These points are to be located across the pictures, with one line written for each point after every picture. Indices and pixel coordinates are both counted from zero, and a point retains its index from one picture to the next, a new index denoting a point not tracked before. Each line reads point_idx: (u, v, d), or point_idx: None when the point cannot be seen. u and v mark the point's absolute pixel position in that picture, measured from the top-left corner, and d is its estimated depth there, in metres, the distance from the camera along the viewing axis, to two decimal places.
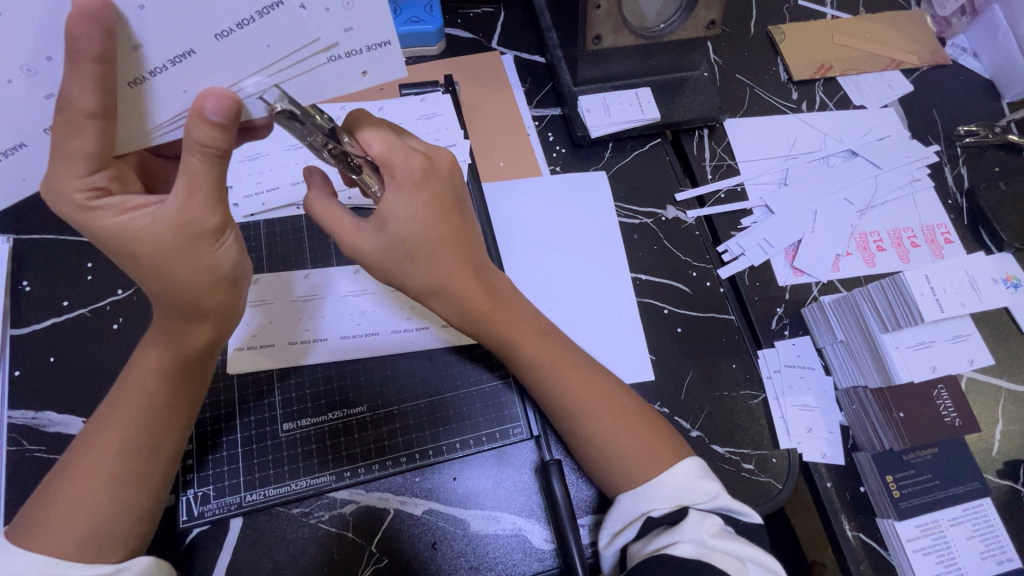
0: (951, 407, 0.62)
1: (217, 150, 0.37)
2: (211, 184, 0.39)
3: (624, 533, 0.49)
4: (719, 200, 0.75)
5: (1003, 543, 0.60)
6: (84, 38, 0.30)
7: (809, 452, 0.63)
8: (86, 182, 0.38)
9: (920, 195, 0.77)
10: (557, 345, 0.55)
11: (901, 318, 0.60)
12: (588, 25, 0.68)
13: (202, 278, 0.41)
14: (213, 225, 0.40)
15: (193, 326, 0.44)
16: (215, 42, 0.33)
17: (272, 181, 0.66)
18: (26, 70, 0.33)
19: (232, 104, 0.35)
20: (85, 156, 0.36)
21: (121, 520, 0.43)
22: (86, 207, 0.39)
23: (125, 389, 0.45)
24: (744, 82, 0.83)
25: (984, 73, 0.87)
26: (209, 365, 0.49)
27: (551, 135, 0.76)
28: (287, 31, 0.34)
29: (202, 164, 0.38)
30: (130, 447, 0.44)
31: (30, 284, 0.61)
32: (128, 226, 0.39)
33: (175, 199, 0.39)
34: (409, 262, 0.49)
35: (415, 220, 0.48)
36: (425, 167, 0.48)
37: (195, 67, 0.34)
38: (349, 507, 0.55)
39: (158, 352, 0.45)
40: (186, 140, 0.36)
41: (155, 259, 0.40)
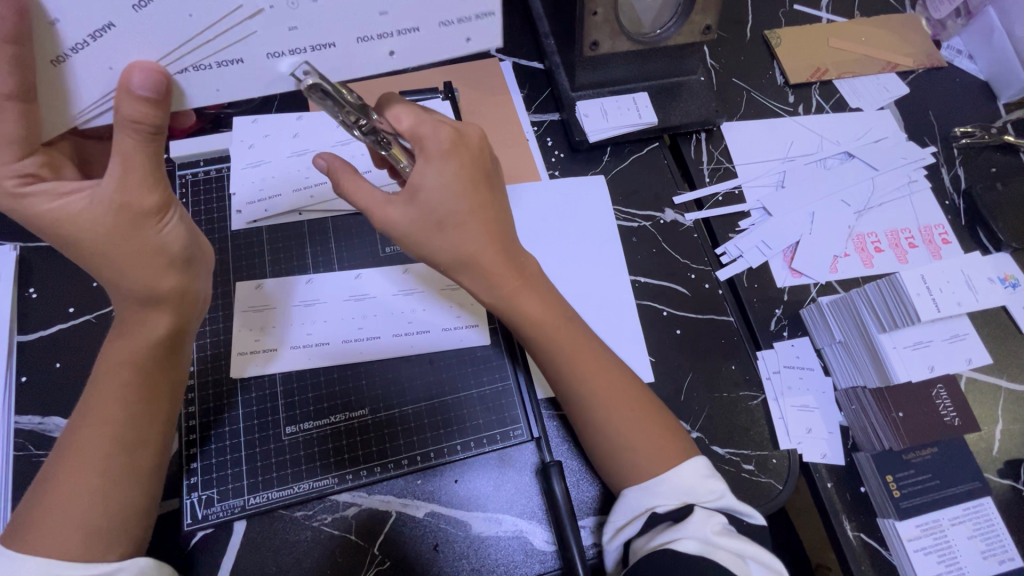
0: (950, 406, 0.62)
1: (148, 126, 0.39)
2: (145, 162, 0.40)
3: (627, 528, 0.49)
4: (717, 203, 0.75)
5: (1005, 543, 0.60)
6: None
7: (809, 453, 0.63)
8: (15, 169, 0.39)
9: (918, 196, 0.78)
10: (573, 324, 0.55)
11: (898, 318, 0.60)
12: (585, 32, 0.68)
13: (152, 261, 0.44)
14: (153, 203, 0.42)
15: (155, 311, 0.46)
16: (133, 12, 0.35)
17: (275, 187, 0.67)
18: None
19: (160, 77, 0.37)
20: (12, 141, 0.38)
21: (115, 520, 0.43)
22: (18, 194, 0.40)
23: (100, 384, 0.46)
24: (741, 85, 0.84)
25: (980, 74, 0.88)
26: (182, 355, 0.50)
27: (550, 140, 0.77)
28: (207, 1, 0.35)
29: (135, 142, 0.39)
30: (117, 442, 0.44)
31: (36, 291, 0.62)
32: (65, 213, 0.41)
33: (111, 180, 0.40)
34: (438, 233, 0.50)
35: (444, 188, 0.48)
36: (454, 138, 0.48)
37: (118, 39, 0.36)
38: (352, 509, 0.55)
39: (125, 341, 0.46)
40: (117, 118, 0.38)
41: (100, 244, 0.42)
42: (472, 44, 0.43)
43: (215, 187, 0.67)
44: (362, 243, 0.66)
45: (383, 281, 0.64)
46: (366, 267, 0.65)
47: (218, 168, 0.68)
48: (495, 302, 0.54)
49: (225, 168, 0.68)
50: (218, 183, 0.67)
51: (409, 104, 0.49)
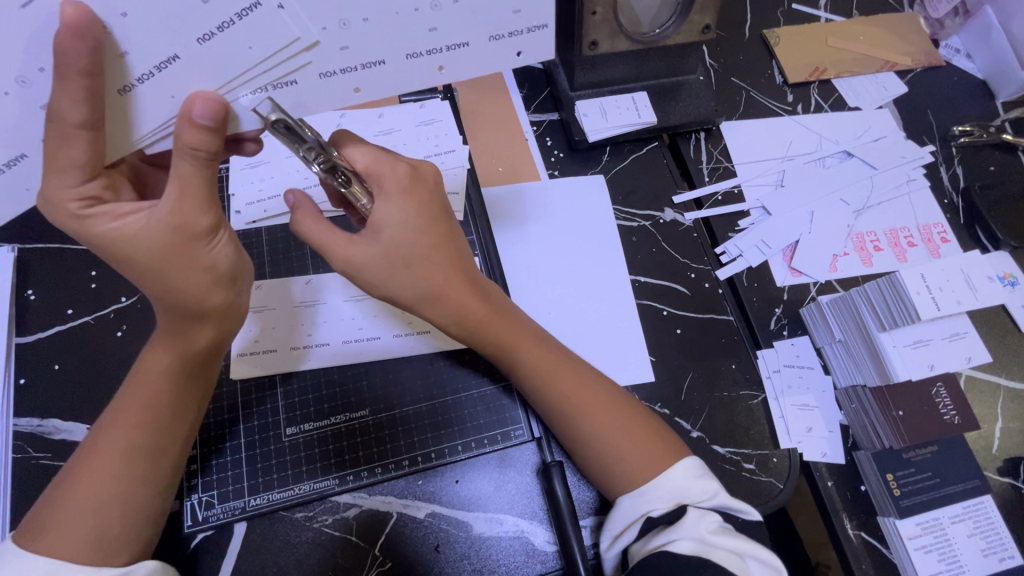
0: (950, 405, 0.62)
1: (205, 152, 0.37)
2: (203, 187, 0.39)
3: (624, 536, 0.49)
4: (716, 203, 0.75)
5: (1004, 540, 0.60)
6: (71, 51, 0.31)
7: (809, 452, 0.63)
8: (77, 192, 0.38)
9: (916, 195, 0.78)
10: (550, 350, 0.55)
11: (898, 316, 0.60)
12: (584, 32, 0.68)
13: (200, 279, 0.42)
14: (206, 226, 0.40)
15: (195, 328, 0.46)
16: (196, 45, 0.34)
17: (274, 188, 0.67)
18: (17, 79, 0.34)
19: (219, 106, 0.36)
20: (77, 167, 0.37)
21: (127, 523, 0.43)
22: (78, 216, 0.39)
23: (131, 392, 0.46)
24: (740, 84, 0.84)
25: (978, 73, 0.88)
26: (212, 368, 0.50)
27: (549, 139, 0.77)
28: (269, 32, 0.35)
29: (191, 166, 0.38)
30: (140, 447, 0.44)
31: (35, 293, 0.62)
32: (121, 232, 0.40)
33: (168, 201, 0.39)
34: (400, 270, 0.50)
35: (406, 225, 0.49)
36: (411, 174, 0.49)
37: (181, 72, 0.35)
38: (353, 511, 0.55)
39: (162, 356, 0.46)
40: (176, 144, 0.37)
41: (152, 263, 0.41)
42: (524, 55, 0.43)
43: (214, 188, 0.67)
44: None
45: None
46: None
47: (216, 168, 0.67)
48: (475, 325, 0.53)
49: (224, 169, 0.68)
50: (218, 184, 0.67)
51: (365, 143, 0.50)
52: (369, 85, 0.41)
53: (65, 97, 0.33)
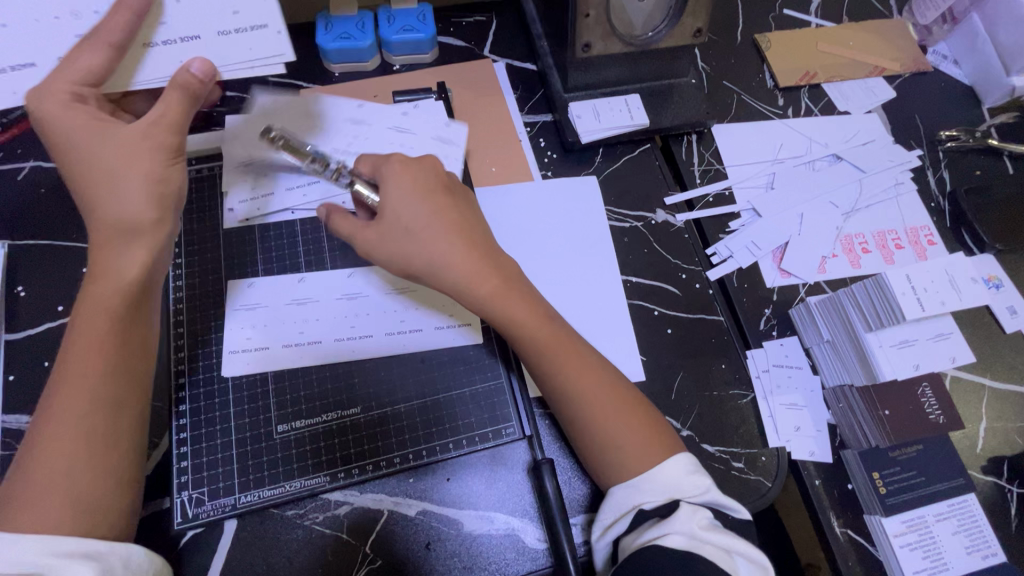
0: (934, 403, 0.64)
1: (193, 91, 0.48)
2: (178, 117, 0.48)
3: (616, 526, 0.50)
4: (708, 204, 0.76)
5: (988, 539, 0.61)
6: (118, 21, 0.48)
7: (797, 451, 0.64)
8: (72, 87, 0.48)
9: (904, 198, 0.79)
10: (559, 329, 0.56)
11: (884, 316, 0.61)
12: (578, 33, 0.69)
13: (145, 194, 0.47)
14: (172, 143, 0.48)
15: (130, 248, 0.47)
16: (216, 36, 0.53)
17: (267, 186, 0.67)
18: (74, 14, 0.50)
19: (211, 66, 0.49)
20: (85, 70, 0.48)
21: (98, 491, 0.43)
22: (65, 104, 0.47)
23: (77, 341, 0.45)
24: (732, 88, 0.85)
25: (965, 79, 0.89)
26: (150, 307, 0.50)
27: (543, 140, 0.77)
28: (266, 46, 0.55)
29: (179, 100, 0.48)
30: (94, 408, 0.44)
31: (25, 289, 0.62)
32: (92, 133, 0.47)
33: (141, 124, 0.48)
34: (407, 239, 0.53)
35: (405, 200, 0.53)
36: (404, 160, 0.55)
37: (190, 47, 0.53)
38: (344, 508, 0.55)
39: (98, 288, 0.47)
40: (169, 82, 0.48)
41: (111, 167, 0.47)
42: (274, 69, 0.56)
43: (206, 185, 0.66)
44: None
45: (375, 280, 0.64)
46: (358, 265, 0.65)
47: (209, 165, 0.67)
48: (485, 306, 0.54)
49: (217, 166, 0.67)
50: (210, 181, 0.67)
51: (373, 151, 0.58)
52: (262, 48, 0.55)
53: (90, 56, 0.48)
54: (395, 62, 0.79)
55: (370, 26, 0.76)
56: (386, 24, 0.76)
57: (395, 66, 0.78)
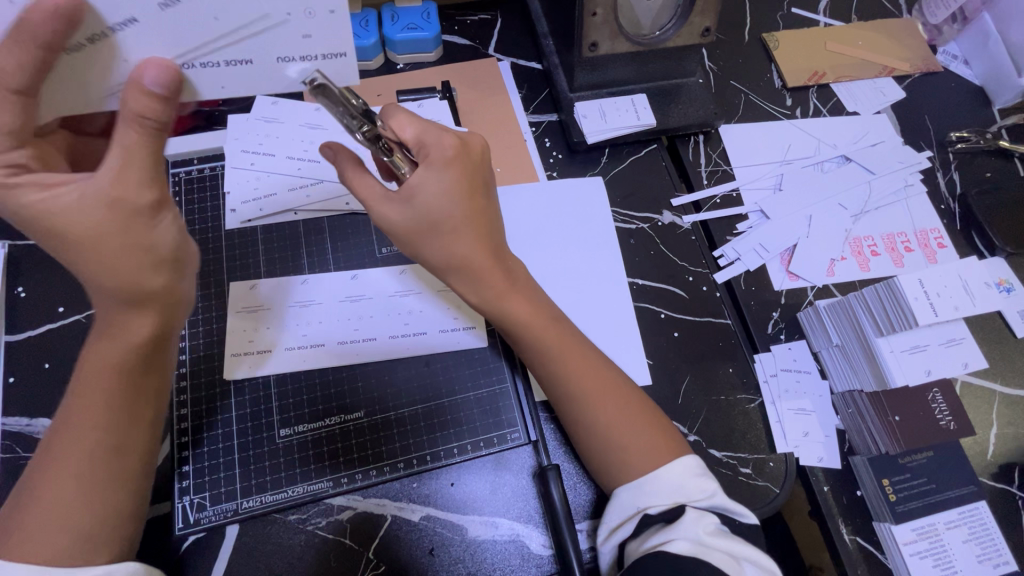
0: (945, 410, 0.63)
1: (154, 121, 0.38)
2: (149, 155, 0.39)
3: (621, 530, 0.49)
4: (715, 206, 0.75)
5: (999, 547, 0.61)
6: (39, 21, 0.34)
7: (806, 456, 0.63)
8: (2, 158, 0.39)
9: (914, 200, 0.78)
10: (565, 332, 0.55)
11: (895, 322, 0.60)
12: (585, 32, 0.68)
13: (134, 257, 0.40)
14: (147, 201, 0.40)
15: (134, 313, 0.43)
16: (160, 11, 0.36)
17: (270, 187, 0.66)
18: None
19: (170, 73, 0.38)
20: (5, 129, 0.38)
21: (99, 525, 0.42)
22: (2, 184, 0.39)
23: (83, 386, 0.44)
24: (739, 88, 0.84)
25: (975, 79, 0.88)
26: (165, 357, 0.47)
27: (548, 140, 0.76)
28: (326, 31, 0.41)
29: (138, 136, 0.38)
30: (97, 449, 0.43)
31: (25, 290, 0.61)
32: (46, 204, 0.39)
33: (106, 173, 0.39)
34: (431, 235, 0.50)
35: (443, 197, 0.48)
36: (456, 147, 0.48)
37: (145, 35, 0.37)
38: (347, 513, 0.55)
39: (107, 345, 0.43)
40: (122, 110, 0.38)
41: (80, 239, 0.40)
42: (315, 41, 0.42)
43: (208, 187, 0.66)
44: (359, 244, 0.65)
45: (379, 282, 0.63)
46: (362, 267, 0.64)
47: (211, 165, 0.67)
48: (489, 307, 0.54)
49: (219, 167, 0.67)
50: (212, 182, 0.66)
51: (413, 115, 0.50)
52: (334, 74, 0.44)
53: (11, 57, 0.35)
54: (399, 62, 0.78)
55: (374, 25, 0.75)
56: (390, 22, 0.76)
57: (399, 65, 0.78)
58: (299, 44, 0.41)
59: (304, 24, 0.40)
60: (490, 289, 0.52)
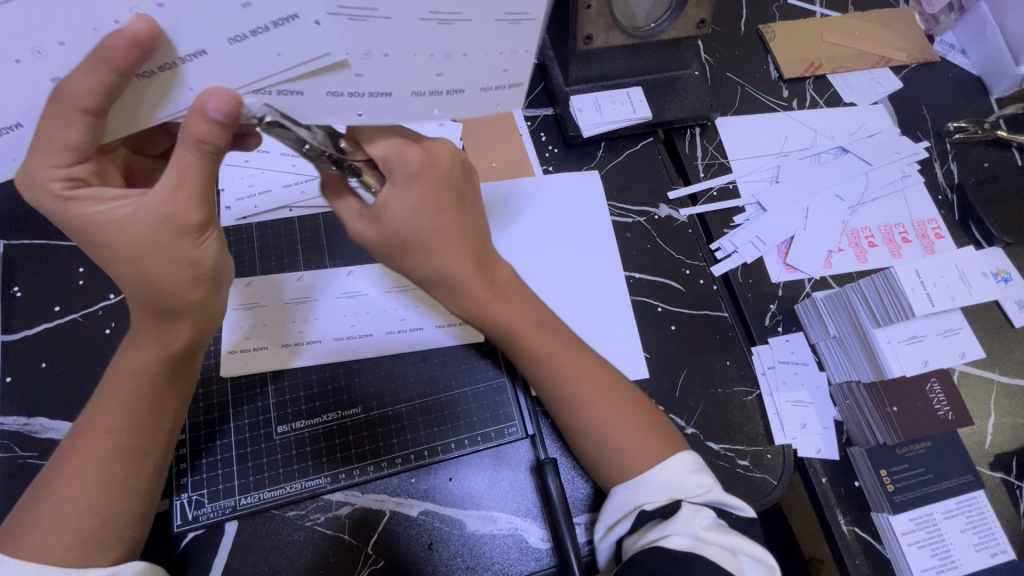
0: (943, 400, 0.63)
1: (210, 147, 0.38)
2: (202, 178, 0.40)
3: (618, 526, 0.49)
4: (711, 198, 0.75)
5: (996, 535, 0.61)
6: (117, 53, 0.33)
7: (804, 448, 0.63)
8: (62, 173, 0.38)
9: (911, 190, 0.78)
10: (555, 335, 0.55)
11: (892, 313, 0.60)
12: (579, 25, 0.68)
13: (179, 274, 0.41)
14: (197, 221, 0.40)
15: (171, 326, 0.44)
16: (228, 46, 0.35)
17: (265, 184, 0.66)
18: (33, 51, 0.33)
19: (234, 103, 0.37)
20: (70, 147, 0.37)
21: (109, 526, 0.42)
22: (61, 197, 0.39)
23: (110, 391, 0.44)
24: (736, 80, 0.84)
25: (972, 69, 0.88)
26: (192, 368, 0.48)
27: (544, 135, 0.76)
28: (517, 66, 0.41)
29: (194, 158, 0.39)
30: (118, 451, 0.43)
31: (21, 290, 0.61)
32: (106, 215, 0.40)
33: (161, 190, 0.39)
34: (406, 253, 0.50)
35: (413, 211, 0.47)
36: (423, 160, 0.47)
37: (204, 67, 0.36)
38: (345, 509, 0.55)
39: (138, 353, 0.44)
40: (183, 134, 0.37)
41: (132, 253, 0.40)
42: (511, 74, 0.42)
43: None
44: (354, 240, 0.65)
45: (375, 278, 0.63)
46: (357, 264, 0.64)
47: None
48: (474, 315, 0.54)
49: None
50: None
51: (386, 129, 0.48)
52: (508, 101, 0.44)
53: (82, 80, 0.34)
54: None
55: None
56: None
57: None
58: (496, 77, 0.42)
59: (507, 61, 0.41)
60: (478, 292, 0.52)
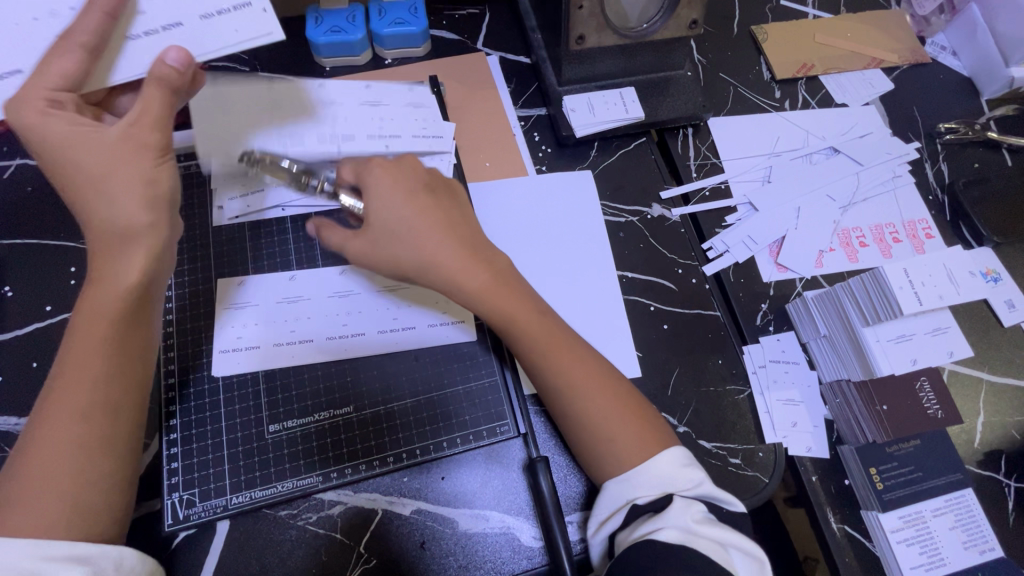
0: (933, 398, 0.63)
1: (169, 83, 0.46)
2: (161, 108, 0.46)
3: (610, 522, 0.49)
4: (704, 198, 0.75)
5: (985, 533, 0.61)
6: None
7: (794, 447, 0.63)
8: (49, 94, 0.44)
9: (902, 191, 0.78)
10: (553, 325, 0.55)
11: (881, 312, 0.60)
12: (571, 25, 0.68)
13: (137, 191, 0.45)
14: (157, 141, 0.46)
15: (126, 256, 0.45)
16: None
17: (258, 184, 0.66)
18: (50, 12, 0.46)
19: (188, 55, 0.47)
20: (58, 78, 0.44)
21: (86, 491, 0.42)
22: (42, 113, 0.44)
23: (75, 345, 0.44)
24: (728, 80, 0.84)
25: (963, 70, 0.88)
26: (153, 311, 0.48)
27: (537, 134, 0.76)
28: None
29: (158, 93, 0.46)
30: (95, 407, 0.43)
31: (12, 290, 0.61)
32: (69, 141, 0.44)
33: (126, 117, 0.45)
34: (393, 241, 0.53)
35: (389, 201, 0.53)
36: (389, 164, 0.55)
37: None
38: (337, 508, 0.55)
39: (98, 301, 0.45)
40: (148, 77, 0.46)
41: (92, 173, 0.44)
42: None
43: (196, 182, 0.65)
44: None
45: (367, 278, 0.63)
46: (350, 263, 0.64)
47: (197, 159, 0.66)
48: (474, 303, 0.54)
49: None
50: (199, 177, 0.66)
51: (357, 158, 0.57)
52: None
53: (88, 22, 0.45)
54: (387, 57, 0.78)
55: (361, 20, 0.75)
56: (378, 17, 0.75)
57: (386, 60, 0.78)
58: None
59: None
60: (486, 289, 0.53)
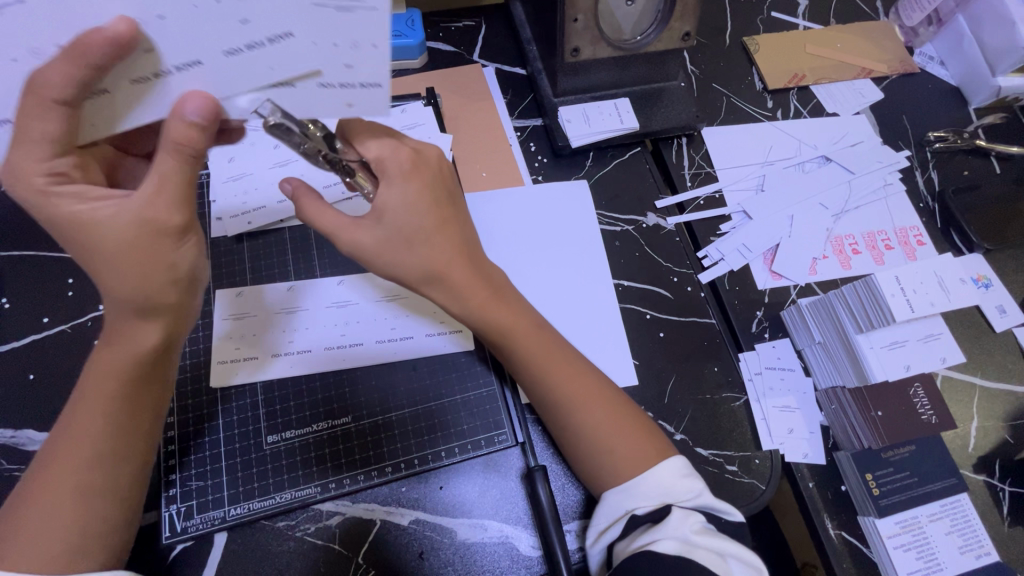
0: (927, 405, 0.64)
1: (191, 150, 0.40)
2: (180, 184, 0.41)
3: (610, 531, 0.49)
4: (699, 207, 0.76)
5: (980, 537, 0.62)
6: (93, 45, 0.34)
7: (790, 453, 0.64)
8: (46, 167, 0.39)
9: (893, 199, 0.79)
10: (549, 338, 0.55)
11: (874, 319, 0.61)
12: (566, 38, 0.69)
13: (159, 277, 0.42)
14: (176, 224, 0.41)
15: (146, 327, 0.44)
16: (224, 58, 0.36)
17: (258, 200, 0.66)
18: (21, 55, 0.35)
19: (211, 104, 0.38)
20: (46, 141, 0.38)
21: (86, 531, 0.42)
22: (44, 192, 0.40)
23: (88, 394, 0.44)
24: (721, 91, 0.85)
25: (951, 79, 0.90)
26: (169, 367, 0.48)
27: (533, 145, 0.77)
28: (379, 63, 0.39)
29: (176, 164, 0.40)
30: (101, 457, 0.43)
31: (9, 302, 0.61)
32: (83, 215, 0.41)
33: (143, 194, 0.41)
34: (406, 250, 0.50)
35: (408, 208, 0.49)
36: (413, 159, 0.50)
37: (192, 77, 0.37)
38: (336, 519, 0.55)
39: (108, 358, 0.44)
40: (164, 141, 0.39)
41: (111, 255, 0.41)
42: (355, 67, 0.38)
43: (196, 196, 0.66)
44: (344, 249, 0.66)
45: (366, 287, 0.64)
46: (347, 274, 0.64)
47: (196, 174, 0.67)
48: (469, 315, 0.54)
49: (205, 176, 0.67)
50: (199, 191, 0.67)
51: (371, 132, 0.50)
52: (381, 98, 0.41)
53: (57, 70, 0.34)
54: None
55: None
56: None
57: None
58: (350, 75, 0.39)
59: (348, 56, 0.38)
60: (480, 291, 0.53)
